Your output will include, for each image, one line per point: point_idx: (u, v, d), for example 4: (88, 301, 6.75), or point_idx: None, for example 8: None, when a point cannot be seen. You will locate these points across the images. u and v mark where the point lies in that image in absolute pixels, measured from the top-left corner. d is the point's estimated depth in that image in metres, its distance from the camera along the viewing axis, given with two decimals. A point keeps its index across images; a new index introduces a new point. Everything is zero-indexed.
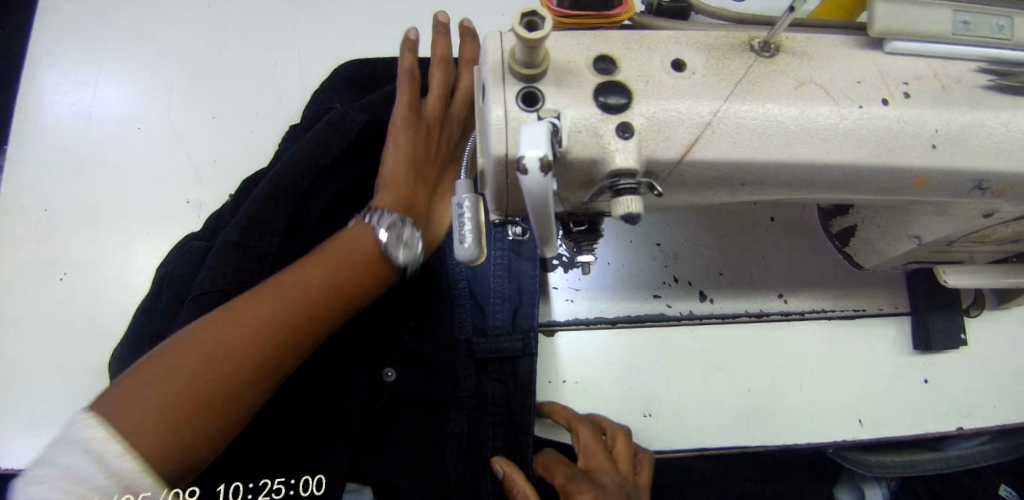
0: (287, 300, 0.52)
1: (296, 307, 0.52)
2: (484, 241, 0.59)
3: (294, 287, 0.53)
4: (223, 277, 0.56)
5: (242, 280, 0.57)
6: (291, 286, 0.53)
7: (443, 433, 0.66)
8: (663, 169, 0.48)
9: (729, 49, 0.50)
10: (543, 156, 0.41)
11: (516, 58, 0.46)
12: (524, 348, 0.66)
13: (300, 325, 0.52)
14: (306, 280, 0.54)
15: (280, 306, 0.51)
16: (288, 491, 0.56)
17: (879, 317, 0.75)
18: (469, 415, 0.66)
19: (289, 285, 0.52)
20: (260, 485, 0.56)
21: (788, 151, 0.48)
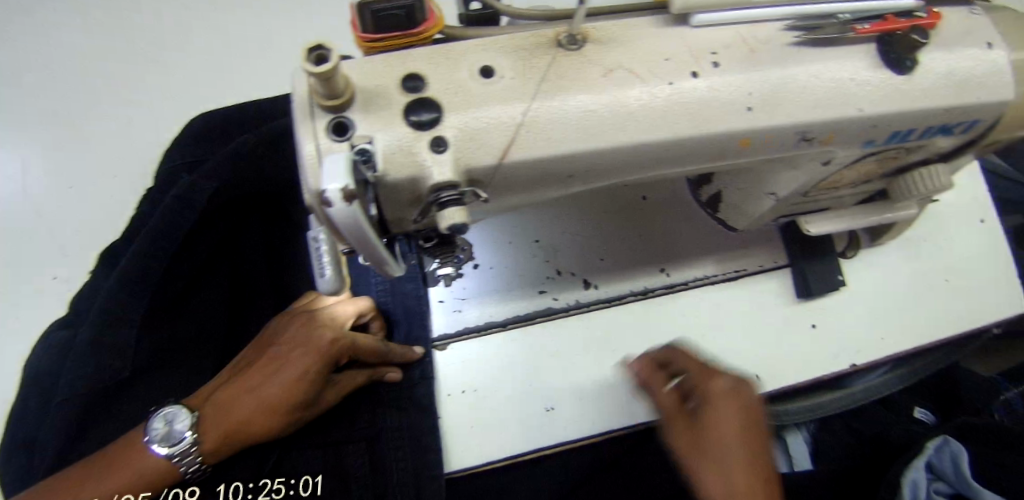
0: (242, 415, 0.61)
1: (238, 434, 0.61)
2: (346, 271, 0.60)
3: (225, 411, 0.61)
4: (85, 379, 0.60)
5: (104, 376, 0.60)
6: (240, 395, 0.62)
7: (347, 470, 0.69)
8: (486, 177, 0.48)
9: (536, 48, 0.50)
10: (345, 186, 0.41)
11: (317, 92, 0.45)
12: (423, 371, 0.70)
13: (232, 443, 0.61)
14: (251, 382, 0.63)
15: (223, 424, 0.61)
16: (288, 490, 0.67)
17: (762, 273, 0.77)
18: (368, 450, 0.70)
19: (230, 411, 0.61)
20: (260, 487, 0.66)
21: (605, 139, 0.49)
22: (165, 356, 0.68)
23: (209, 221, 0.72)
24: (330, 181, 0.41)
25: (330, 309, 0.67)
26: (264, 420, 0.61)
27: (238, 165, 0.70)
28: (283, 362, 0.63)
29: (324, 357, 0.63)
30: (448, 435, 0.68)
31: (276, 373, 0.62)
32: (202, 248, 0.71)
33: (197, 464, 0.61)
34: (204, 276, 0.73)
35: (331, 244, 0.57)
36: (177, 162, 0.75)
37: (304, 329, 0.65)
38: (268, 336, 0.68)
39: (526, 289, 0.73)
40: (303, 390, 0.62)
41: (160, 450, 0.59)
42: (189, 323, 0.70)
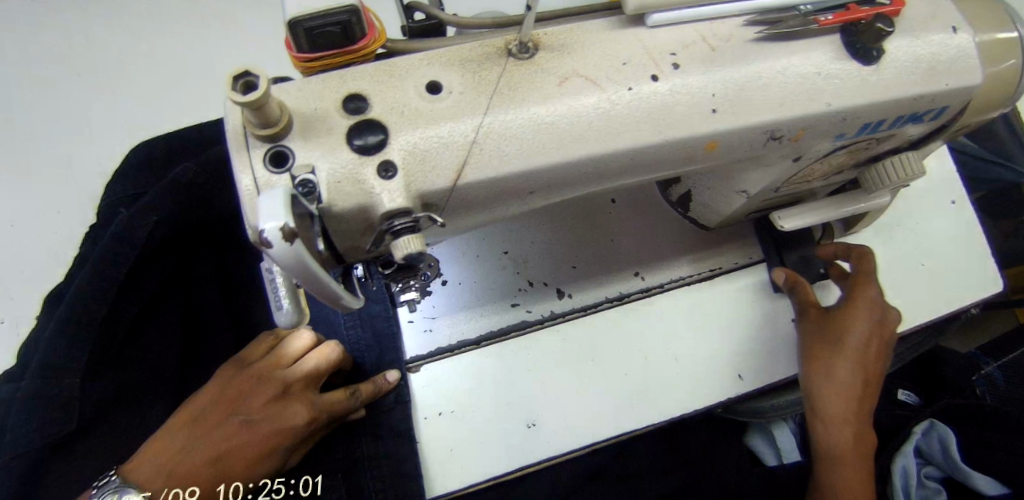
0: (192, 474, 0.60)
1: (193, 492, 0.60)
2: (305, 301, 0.57)
3: (177, 477, 0.60)
4: (29, 435, 0.55)
5: (48, 431, 0.56)
6: (198, 463, 0.60)
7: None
8: (441, 199, 0.46)
9: (486, 59, 0.48)
10: (285, 224, 0.38)
11: (251, 121, 0.42)
12: (397, 398, 0.67)
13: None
14: (214, 450, 0.61)
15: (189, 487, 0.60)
16: (288, 490, 0.67)
17: (735, 272, 0.75)
18: (345, 477, 0.68)
19: (188, 478, 0.60)
20: (261, 487, 0.66)
21: (565, 151, 0.46)
22: (112, 407, 0.63)
23: (151, 260, 0.67)
24: (267, 219, 0.38)
25: (301, 372, 0.64)
26: (222, 486, 0.61)
27: (179, 194, 0.67)
28: (249, 434, 0.62)
29: (291, 434, 0.62)
30: (427, 459, 0.66)
31: (242, 443, 0.62)
32: (146, 288, 0.66)
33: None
34: (153, 315, 0.69)
35: (286, 275, 0.55)
36: (119, 196, 0.71)
37: (275, 405, 0.63)
38: (230, 393, 0.64)
39: (498, 302, 0.71)
40: (268, 464, 0.62)
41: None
42: (138, 364, 0.66)
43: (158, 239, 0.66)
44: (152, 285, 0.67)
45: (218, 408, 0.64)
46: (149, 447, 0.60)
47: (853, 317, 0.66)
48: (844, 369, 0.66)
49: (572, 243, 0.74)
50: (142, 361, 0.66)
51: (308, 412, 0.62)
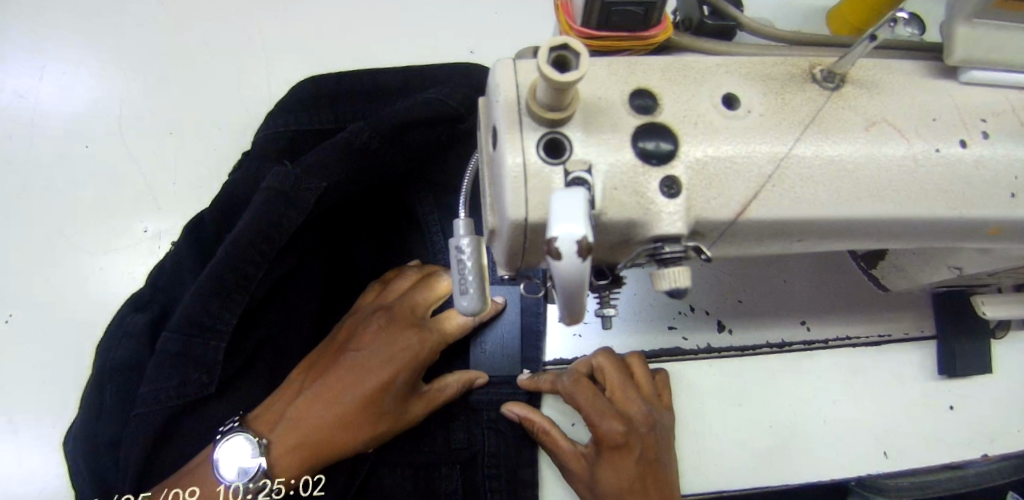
0: (311, 417, 0.58)
1: (309, 440, 0.57)
2: (488, 290, 0.51)
3: (301, 426, 0.58)
4: (169, 391, 0.55)
5: (188, 391, 0.56)
6: (315, 407, 0.58)
7: (438, 489, 0.67)
8: (712, 229, 0.41)
9: (788, 80, 0.43)
10: (584, 237, 0.32)
11: (539, 100, 0.37)
12: (528, 400, 0.66)
13: (315, 459, 0.58)
14: (331, 392, 0.59)
15: (305, 434, 0.57)
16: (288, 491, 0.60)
17: (905, 342, 0.71)
18: (462, 470, 0.67)
19: (313, 427, 0.58)
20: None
21: (856, 207, 0.41)
22: (252, 361, 0.63)
23: (314, 221, 0.64)
24: (558, 225, 0.32)
25: (405, 303, 0.65)
26: (350, 434, 0.59)
27: (346, 155, 0.62)
28: (362, 368, 0.61)
29: (410, 361, 0.61)
30: (542, 476, 0.65)
31: (358, 379, 0.60)
32: (301, 249, 0.64)
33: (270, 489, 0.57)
34: (299, 273, 0.65)
35: (477, 260, 0.50)
36: (279, 129, 0.68)
37: (385, 333, 0.63)
38: (342, 337, 0.65)
39: (655, 321, 0.69)
40: (390, 400, 0.60)
41: (228, 476, 0.55)
42: (279, 321, 0.64)
43: (324, 204, 0.63)
44: (303, 249, 0.64)
45: (332, 356, 0.63)
46: (275, 401, 0.60)
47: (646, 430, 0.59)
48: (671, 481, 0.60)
49: (742, 280, 0.70)
50: (284, 321, 0.65)
51: (420, 335, 0.63)
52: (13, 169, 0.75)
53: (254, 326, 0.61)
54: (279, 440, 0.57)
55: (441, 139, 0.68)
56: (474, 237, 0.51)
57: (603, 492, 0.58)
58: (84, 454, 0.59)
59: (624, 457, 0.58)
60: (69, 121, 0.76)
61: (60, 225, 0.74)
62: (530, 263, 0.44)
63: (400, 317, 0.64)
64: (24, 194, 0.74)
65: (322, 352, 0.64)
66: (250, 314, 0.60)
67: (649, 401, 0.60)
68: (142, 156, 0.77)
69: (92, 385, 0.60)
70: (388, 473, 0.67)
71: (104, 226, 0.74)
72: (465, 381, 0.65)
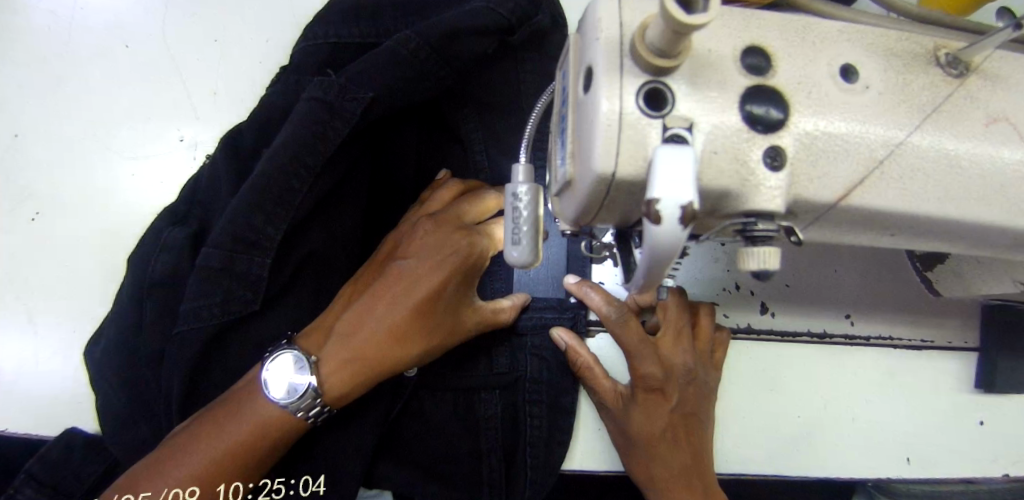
0: (360, 333, 0.57)
1: (359, 357, 0.57)
2: (541, 243, 0.50)
3: (350, 343, 0.57)
4: (212, 308, 0.54)
5: (227, 308, 0.55)
6: (364, 321, 0.57)
7: (478, 410, 0.68)
8: (808, 211, 0.38)
9: (913, 59, 0.39)
10: (688, 204, 0.30)
11: (649, 44, 0.33)
12: (573, 324, 0.68)
13: (366, 376, 0.57)
14: (378, 304, 0.57)
15: (354, 349, 0.56)
16: (288, 491, 0.59)
17: (947, 351, 0.70)
18: (502, 394, 0.68)
19: (364, 342, 0.57)
20: (260, 486, 0.59)
21: (964, 209, 0.38)
22: (296, 279, 0.61)
23: (359, 133, 0.62)
24: (660, 188, 0.30)
25: (450, 210, 0.63)
26: (403, 347, 0.58)
27: (397, 67, 0.59)
28: (408, 277, 0.58)
29: (459, 264, 0.58)
30: (579, 418, 0.69)
31: (405, 289, 0.57)
32: (348, 157, 0.61)
33: (319, 409, 0.56)
34: (344, 186, 0.63)
35: (534, 212, 0.49)
36: (324, 43, 0.64)
37: (434, 236, 0.60)
38: (388, 249, 0.64)
39: (697, 296, 0.67)
40: (444, 306, 0.59)
41: (276, 394, 0.54)
42: (326, 236, 0.62)
43: (375, 115, 0.60)
44: (348, 162, 0.61)
45: (377, 270, 0.62)
46: (322, 320, 0.59)
47: (673, 364, 0.61)
48: (703, 425, 0.62)
49: (793, 269, 0.68)
50: (329, 237, 0.62)
51: (470, 237, 0.60)
52: (47, 60, 0.71)
53: (299, 240, 0.60)
54: (328, 357, 0.56)
55: (487, 53, 0.65)
56: (533, 187, 0.49)
57: (631, 432, 0.61)
58: (125, 359, 0.59)
59: (657, 404, 0.61)
60: (110, 16, 0.72)
61: (94, 125, 0.71)
62: (599, 221, 0.42)
63: (446, 221, 0.61)
64: (60, 88, 0.71)
65: (367, 267, 0.63)
66: (295, 228, 0.59)
67: (694, 352, 0.62)
68: (183, 62, 0.73)
69: (130, 291, 0.60)
70: (427, 397, 0.68)
71: (139, 131, 0.72)
72: (520, 302, 0.67)
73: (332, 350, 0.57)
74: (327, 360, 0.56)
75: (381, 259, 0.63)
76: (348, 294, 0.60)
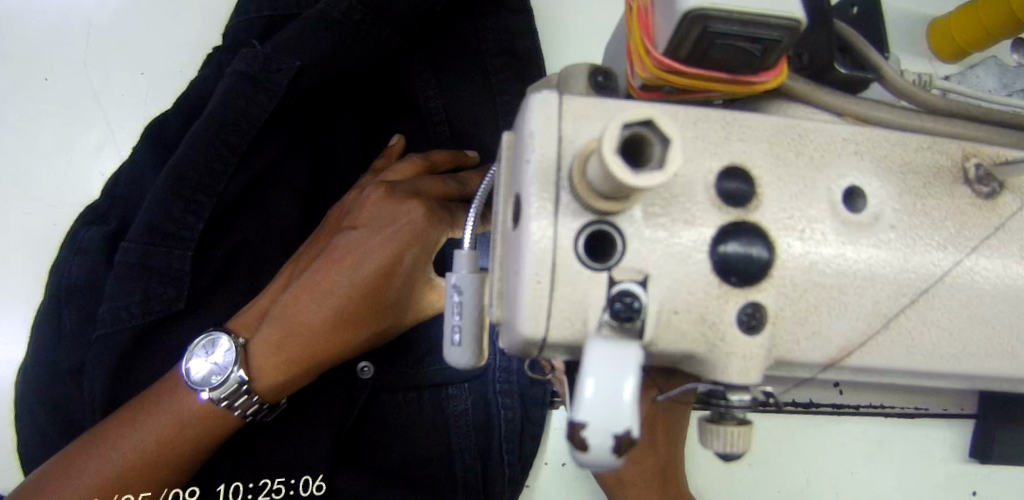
0: (295, 314, 0.48)
1: (292, 342, 0.48)
2: (486, 341, 0.43)
3: (283, 326, 0.48)
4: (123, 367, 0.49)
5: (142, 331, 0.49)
6: (300, 300, 0.48)
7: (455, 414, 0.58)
8: (794, 370, 0.30)
9: (934, 177, 0.30)
10: (626, 432, 0.22)
11: (591, 184, 0.25)
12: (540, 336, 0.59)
13: (304, 365, 0.49)
14: (318, 281, 0.48)
15: (288, 332, 0.48)
16: (288, 491, 0.53)
17: (942, 419, 0.64)
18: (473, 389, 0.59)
19: (298, 325, 0.48)
20: (260, 485, 0.53)
21: (985, 365, 0.31)
22: (224, 279, 0.53)
23: (293, 109, 0.55)
24: (589, 407, 0.22)
25: (410, 182, 0.53)
26: (345, 331, 0.49)
27: (328, 32, 0.52)
28: (354, 253, 0.49)
29: (414, 238, 0.48)
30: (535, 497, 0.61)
31: (350, 266, 0.48)
32: (281, 138, 0.54)
33: (249, 401, 0.48)
34: (278, 173, 0.55)
35: (476, 306, 0.41)
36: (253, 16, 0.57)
37: (386, 204, 0.50)
38: (336, 219, 0.54)
39: None
40: (395, 288, 0.49)
41: (196, 382, 0.46)
42: (256, 229, 0.54)
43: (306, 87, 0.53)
44: (282, 142, 0.54)
45: (324, 241, 0.53)
46: (259, 300, 0.51)
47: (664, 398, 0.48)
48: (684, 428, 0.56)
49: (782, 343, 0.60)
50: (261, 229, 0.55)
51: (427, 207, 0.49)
52: None
53: (223, 236, 0.53)
54: (259, 341, 0.48)
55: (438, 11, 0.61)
56: (476, 279, 0.42)
57: None
58: (35, 445, 0.53)
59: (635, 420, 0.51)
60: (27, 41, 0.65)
61: (8, 162, 0.64)
62: None
63: (402, 189, 0.51)
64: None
65: (314, 241, 0.54)
66: (216, 220, 0.52)
67: None
68: (104, 90, 0.65)
69: (29, 371, 0.53)
70: (389, 399, 0.58)
71: (61, 174, 0.64)
72: None
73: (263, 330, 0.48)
74: (255, 345, 0.48)
75: (329, 232, 0.53)
76: (288, 269, 0.52)
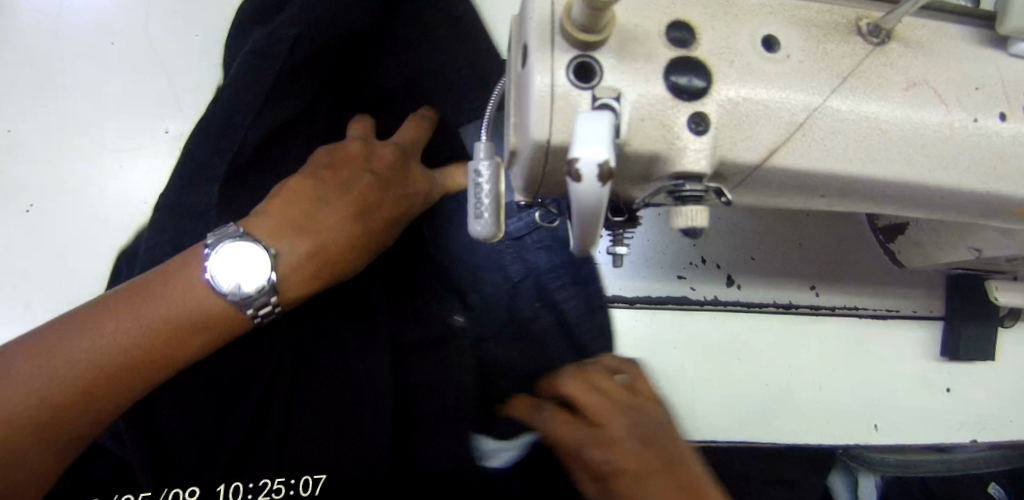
0: (327, 225, 0.53)
1: (326, 251, 0.52)
2: (503, 217, 0.53)
3: (315, 232, 0.52)
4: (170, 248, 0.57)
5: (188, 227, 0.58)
6: (333, 214, 0.53)
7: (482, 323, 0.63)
8: (735, 173, 0.40)
9: (833, 30, 0.41)
10: (605, 161, 0.32)
11: (575, 21, 0.36)
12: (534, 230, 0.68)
13: (328, 273, 0.53)
14: (349, 201, 0.55)
15: (317, 242, 0.52)
16: (289, 491, 0.53)
17: (910, 320, 0.72)
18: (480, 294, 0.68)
19: (331, 235, 0.53)
20: (260, 485, 0.52)
21: (883, 168, 0.41)
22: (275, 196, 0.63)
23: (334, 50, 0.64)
24: (582, 149, 0.32)
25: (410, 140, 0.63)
26: (363, 248, 0.55)
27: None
28: (377, 189, 0.57)
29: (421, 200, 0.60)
30: None
31: (376, 198, 0.56)
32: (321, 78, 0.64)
33: (270, 309, 0.50)
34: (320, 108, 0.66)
35: (494, 187, 0.51)
36: None
37: (401, 159, 0.60)
38: (351, 151, 0.59)
39: (666, 272, 0.69)
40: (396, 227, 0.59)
41: (223, 285, 0.48)
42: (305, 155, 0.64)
43: (348, 28, 0.63)
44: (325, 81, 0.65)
45: (339, 168, 0.57)
46: (271, 204, 0.53)
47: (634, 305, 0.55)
48: None
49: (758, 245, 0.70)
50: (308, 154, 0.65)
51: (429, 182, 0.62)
52: (36, 56, 0.75)
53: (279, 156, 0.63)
54: (285, 252, 0.51)
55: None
56: (492, 163, 0.52)
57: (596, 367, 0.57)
58: None
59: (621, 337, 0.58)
60: (99, 13, 0.77)
61: (85, 116, 0.75)
62: (547, 190, 0.44)
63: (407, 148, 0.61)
64: (52, 85, 0.75)
65: (324, 174, 0.56)
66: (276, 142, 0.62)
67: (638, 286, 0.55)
68: (165, 57, 0.77)
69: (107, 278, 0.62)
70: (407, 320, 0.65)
71: (128, 124, 0.75)
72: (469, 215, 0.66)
73: (282, 249, 0.51)
74: (285, 249, 0.51)
75: (345, 160, 0.58)
76: (292, 191, 0.54)
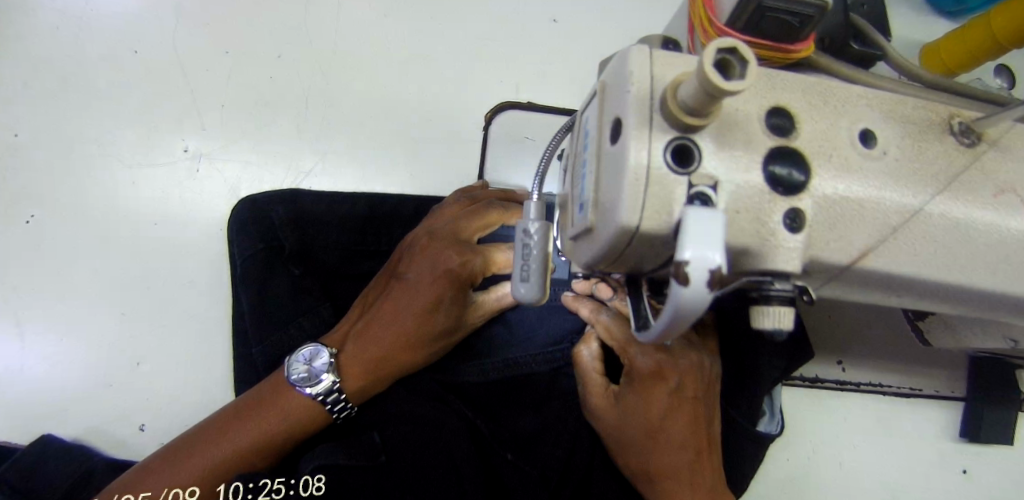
0: (370, 339, 0.57)
1: (369, 360, 0.57)
2: (548, 280, 0.50)
3: (364, 349, 0.57)
4: None
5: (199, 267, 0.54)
6: (375, 330, 0.57)
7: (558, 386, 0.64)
8: (823, 271, 0.38)
9: (927, 127, 0.39)
10: (716, 268, 0.30)
11: (681, 101, 0.33)
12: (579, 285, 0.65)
13: (381, 373, 0.58)
14: (385, 315, 0.57)
15: (363, 356, 0.57)
16: (287, 491, 0.49)
17: (933, 399, 0.71)
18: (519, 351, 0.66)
19: (372, 347, 0.57)
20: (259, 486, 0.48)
21: (972, 276, 0.39)
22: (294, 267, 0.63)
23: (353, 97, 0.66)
24: (690, 250, 0.30)
25: (449, 225, 0.59)
26: (409, 349, 0.58)
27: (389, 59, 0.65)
28: (406, 292, 0.57)
29: (454, 278, 0.56)
30: None
31: (408, 300, 0.57)
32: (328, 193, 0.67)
33: (344, 404, 0.56)
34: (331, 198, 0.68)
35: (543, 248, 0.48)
36: None
37: (430, 249, 0.58)
38: (391, 264, 0.62)
39: None
40: (439, 322, 0.57)
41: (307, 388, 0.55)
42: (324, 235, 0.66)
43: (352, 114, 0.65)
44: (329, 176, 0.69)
45: (384, 280, 0.61)
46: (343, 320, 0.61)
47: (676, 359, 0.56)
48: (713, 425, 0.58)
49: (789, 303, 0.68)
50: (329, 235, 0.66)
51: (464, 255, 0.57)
52: (51, 58, 0.70)
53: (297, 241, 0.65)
54: (347, 356, 0.57)
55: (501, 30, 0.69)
56: (543, 224, 0.49)
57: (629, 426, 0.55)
58: None
59: (657, 388, 0.54)
60: (121, 18, 0.71)
61: (98, 125, 0.69)
62: (615, 268, 0.41)
63: (442, 236, 0.58)
64: (67, 91, 0.69)
65: (378, 279, 0.62)
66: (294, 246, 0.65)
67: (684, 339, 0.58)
68: (190, 69, 0.71)
69: None
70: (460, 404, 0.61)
71: (143, 137, 0.70)
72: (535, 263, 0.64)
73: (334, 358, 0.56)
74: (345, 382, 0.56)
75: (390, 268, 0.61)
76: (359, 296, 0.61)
